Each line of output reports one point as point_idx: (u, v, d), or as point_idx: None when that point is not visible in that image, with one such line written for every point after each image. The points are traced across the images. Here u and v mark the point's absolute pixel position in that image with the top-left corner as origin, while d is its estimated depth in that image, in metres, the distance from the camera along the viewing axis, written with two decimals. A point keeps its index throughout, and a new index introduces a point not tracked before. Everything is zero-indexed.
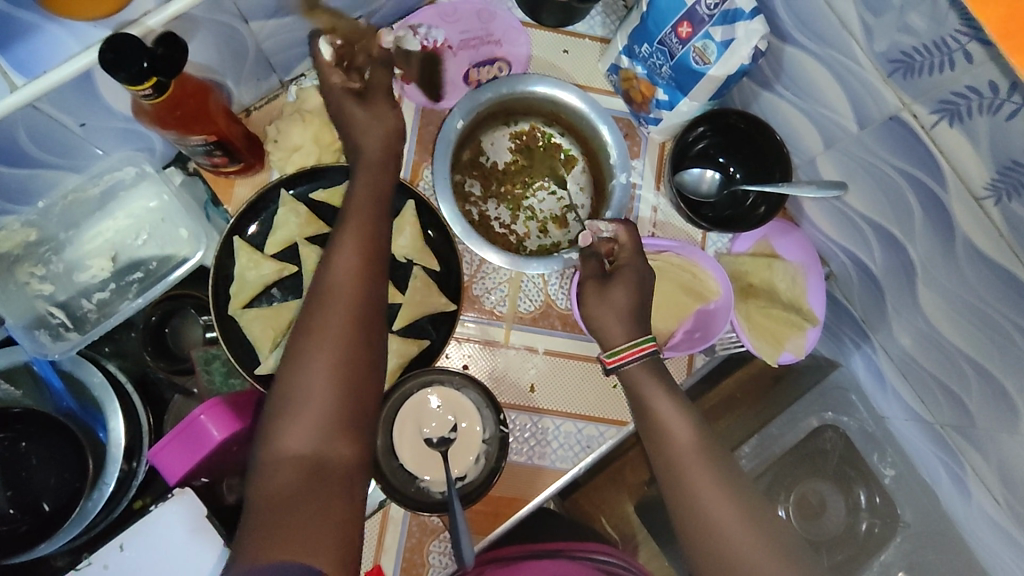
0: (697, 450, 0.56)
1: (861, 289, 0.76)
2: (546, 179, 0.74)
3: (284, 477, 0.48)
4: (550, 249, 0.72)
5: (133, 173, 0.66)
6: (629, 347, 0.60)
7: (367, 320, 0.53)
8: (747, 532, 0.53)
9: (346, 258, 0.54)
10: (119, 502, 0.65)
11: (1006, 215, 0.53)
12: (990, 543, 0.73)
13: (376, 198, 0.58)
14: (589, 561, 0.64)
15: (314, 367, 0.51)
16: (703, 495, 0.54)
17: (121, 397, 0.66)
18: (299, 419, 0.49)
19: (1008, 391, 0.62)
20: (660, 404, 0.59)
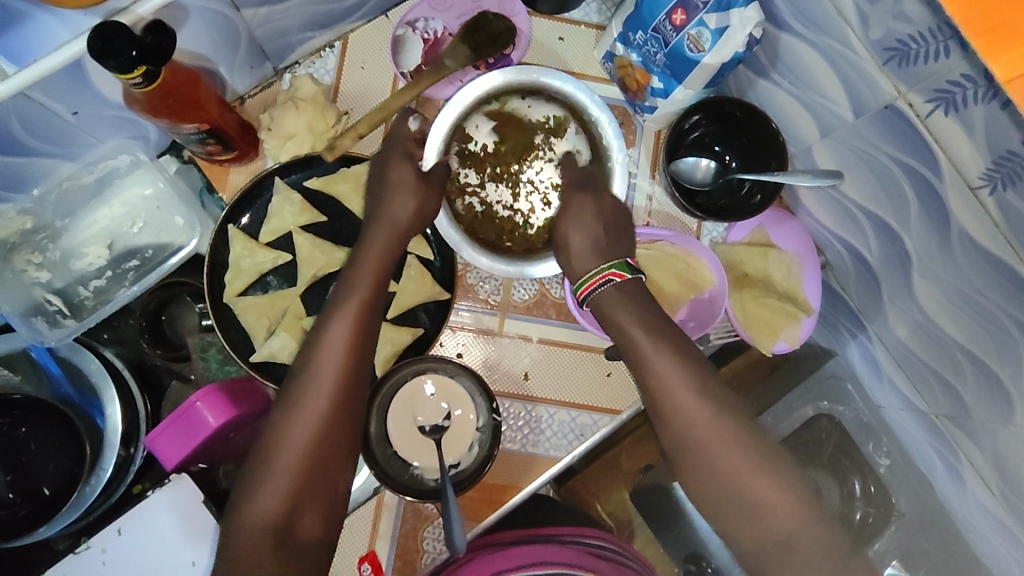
0: (689, 384, 0.56)
1: (857, 278, 0.75)
2: (542, 151, 0.71)
3: (254, 537, 0.50)
4: (557, 219, 0.70)
5: (127, 161, 0.66)
6: (589, 278, 0.61)
7: (353, 391, 0.55)
8: (782, 500, 0.53)
9: (342, 327, 0.57)
10: (116, 488, 0.66)
11: (1001, 205, 0.52)
12: (983, 533, 0.73)
13: (383, 260, 0.61)
14: (578, 544, 0.65)
15: (298, 432, 0.53)
16: (699, 429, 0.55)
17: (118, 384, 0.66)
18: (276, 480, 0.51)
19: (1002, 382, 0.62)
20: (643, 345, 0.57)
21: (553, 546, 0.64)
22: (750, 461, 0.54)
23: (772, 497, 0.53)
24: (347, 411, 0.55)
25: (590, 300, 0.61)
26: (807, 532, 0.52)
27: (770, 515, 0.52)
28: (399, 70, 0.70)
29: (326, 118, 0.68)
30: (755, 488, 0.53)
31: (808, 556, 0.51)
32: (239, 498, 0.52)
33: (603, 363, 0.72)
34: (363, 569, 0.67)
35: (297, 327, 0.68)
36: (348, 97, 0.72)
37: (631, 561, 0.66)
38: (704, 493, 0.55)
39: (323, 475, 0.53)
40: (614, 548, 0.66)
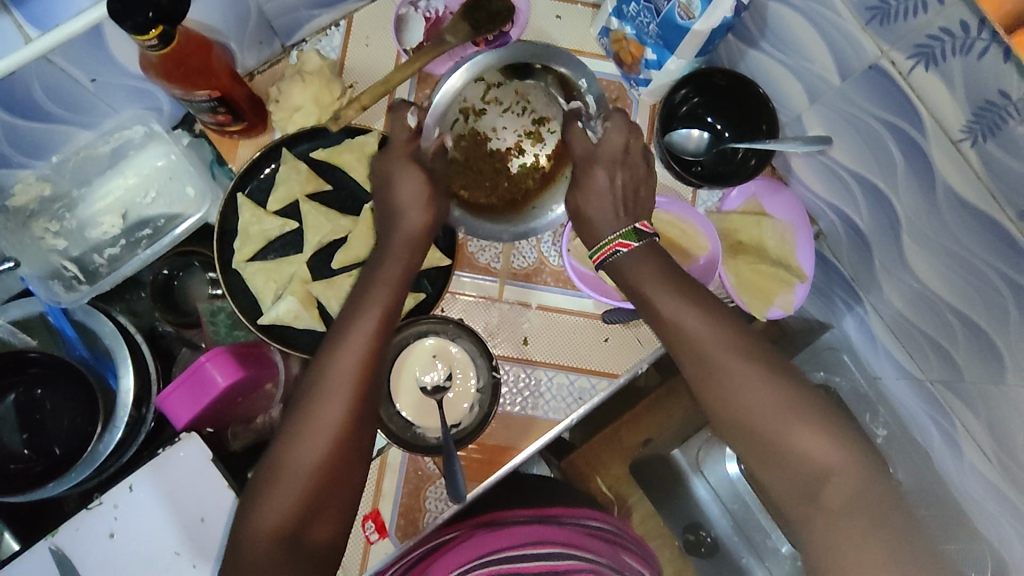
0: (714, 334, 0.56)
1: (850, 247, 0.77)
2: (504, 105, 0.72)
3: (263, 550, 0.50)
4: (533, 166, 0.72)
5: (142, 132, 0.69)
6: (602, 247, 0.61)
7: (366, 403, 0.55)
8: (812, 428, 0.52)
9: (358, 339, 0.56)
10: (129, 446, 0.67)
11: (983, 157, 0.54)
12: (980, 499, 0.74)
13: (406, 272, 0.61)
14: (577, 526, 0.67)
15: (309, 445, 0.53)
16: (731, 379, 0.54)
17: (130, 346, 0.68)
18: (285, 494, 0.52)
19: (993, 341, 0.63)
20: (668, 305, 0.57)
21: (551, 527, 0.66)
22: (785, 409, 0.53)
23: (810, 439, 0.52)
24: (358, 426, 0.55)
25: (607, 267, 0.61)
26: (849, 481, 0.50)
27: (809, 464, 0.51)
28: (402, 46, 0.73)
29: (331, 90, 0.71)
30: (793, 436, 0.52)
31: (848, 508, 0.50)
32: (247, 509, 0.52)
33: (601, 329, 0.74)
34: (367, 527, 0.69)
35: (304, 292, 0.70)
36: (352, 72, 0.75)
37: (627, 541, 0.69)
38: (742, 443, 0.55)
39: (336, 485, 0.53)
40: (611, 529, 0.69)
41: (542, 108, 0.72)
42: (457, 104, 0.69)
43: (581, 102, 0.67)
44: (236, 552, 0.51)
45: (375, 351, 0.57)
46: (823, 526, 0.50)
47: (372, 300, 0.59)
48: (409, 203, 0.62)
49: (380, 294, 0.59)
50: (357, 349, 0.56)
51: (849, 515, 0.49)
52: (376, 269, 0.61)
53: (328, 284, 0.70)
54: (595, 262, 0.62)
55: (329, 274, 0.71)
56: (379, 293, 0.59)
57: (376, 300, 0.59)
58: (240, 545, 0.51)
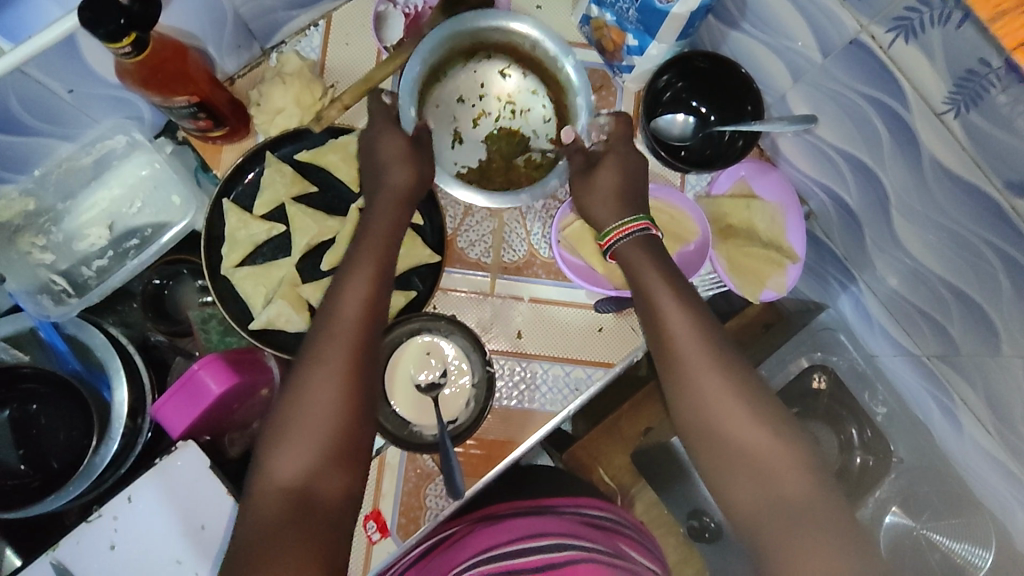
0: (699, 347, 0.57)
1: (840, 225, 0.76)
2: (494, 113, 0.73)
3: (273, 505, 0.50)
4: (549, 158, 0.72)
5: (124, 142, 0.69)
6: (616, 228, 0.62)
7: (365, 360, 0.56)
8: (781, 460, 0.53)
9: (352, 297, 0.57)
10: (126, 458, 0.67)
11: (967, 128, 0.53)
12: (980, 470, 0.75)
13: (394, 232, 0.62)
14: (575, 515, 0.66)
15: (313, 402, 0.53)
16: (711, 395, 0.55)
17: (123, 358, 0.68)
18: (296, 452, 0.52)
19: (989, 315, 0.63)
20: (663, 308, 0.59)
21: (548, 518, 0.65)
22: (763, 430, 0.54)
23: (778, 467, 0.52)
24: (359, 384, 0.55)
25: (615, 252, 0.63)
26: (823, 504, 0.51)
27: (783, 485, 0.52)
28: (382, 44, 0.72)
29: (312, 92, 0.70)
30: (758, 450, 0.53)
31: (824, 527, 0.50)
32: (257, 471, 0.53)
33: (594, 318, 0.74)
34: (369, 527, 0.69)
35: (293, 295, 0.69)
36: (333, 72, 0.74)
37: (629, 529, 0.68)
38: (706, 455, 0.55)
39: (342, 440, 0.53)
40: (615, 518, 0.68)
41: (530, 104, 0.73)
42: (446, 122, 0.72)
43: (548, 55, 0.69)
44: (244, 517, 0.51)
45: (369, 308, 0.57)
46: (784, 550, 0.50)
47: (364, 259, 0.59)
48: (396, 172, 0.62)
49: (371, 254, 0.60)
50: (350, 307, 0.57)
51: (826, 531, 0.50)
52: (363, 233, 0.61)
53: (319, 286, 0.69)
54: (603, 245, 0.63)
55: (319, 276, 0.71)
56: (370, 253, 0.60)
57: (368, 258, 0.59)
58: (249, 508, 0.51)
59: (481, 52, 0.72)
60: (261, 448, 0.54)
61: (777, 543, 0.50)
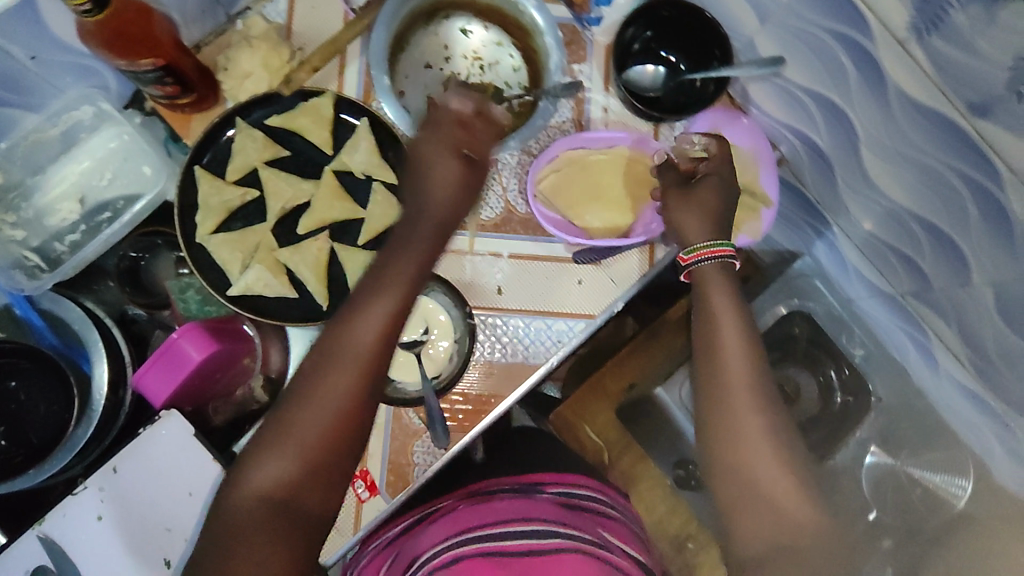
0: (746, 365, 0.55)
1: (813, 168, 0.77)
2: (463, 73, 0.73)
3: (247, 514, 0.48)
4: (525, 106, 0.71)
5: (91, 112, 0.69)
6: (707, 246, 0.60)
7: (375, 379, 0.52)
8: (798, 502, 0.51)
9: (374, 313, 0.52)
10: (108, 431, 0.67)
11: (931, 54, 0.53)
12: (956, 401, 0.78)
13: (430, 245, 0.56)
14: (555, 496, 0.67)
15: (313, 411, 0.50)
16: (741, 417, 0.54)
17: (101, 330, 0.68)
18: (283, 463, 0.49)
19: (958, 246, 0.64)
20: (719, 317, 0.57)
21: (542, 505, 0.64)
22: (785, 471, 0.52)
23: (796, 507, 0.51)
24: (363, 405, 0.51)
25: (694, 271, 0.60)
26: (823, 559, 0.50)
27: (791, 530, 0.50)
28: (350, 6, 0.72)
29: (280, 54, 0.70)
30: (778, 486, 0.52)
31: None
32: (240, 469, 0.50)
33: (574, 272, 0.74)
34: (357, 486, 0.69)
35: (270, 259, 0.69)
36: (301, 36, 0.72)
37: (613, 510, 0.69)
38: (722, 473, 0.54)
39: (333, 454, 0.50)
40: (603, 498, 0.69)
41: (496, 56, 0.73)
42: (418, 87, 0.72)
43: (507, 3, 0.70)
44: (217, 514, 0.49)
45: (392, 326, 0.53)
46: None
47: (393, 275, 0.54)
48: (444, 169, 0.58)
49: (401, 270, 0.54)
50: (370, 325, 0.52)
51: None
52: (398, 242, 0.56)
53: (296, 249, 0.69)
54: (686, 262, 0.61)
55: (296, 240, 0.71)
56: (398, 270, 0.55)
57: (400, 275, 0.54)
58: (224, 506, 0.49)
59: (441, 13, 0.72)
60: (249, 445, 0.51)
61: None
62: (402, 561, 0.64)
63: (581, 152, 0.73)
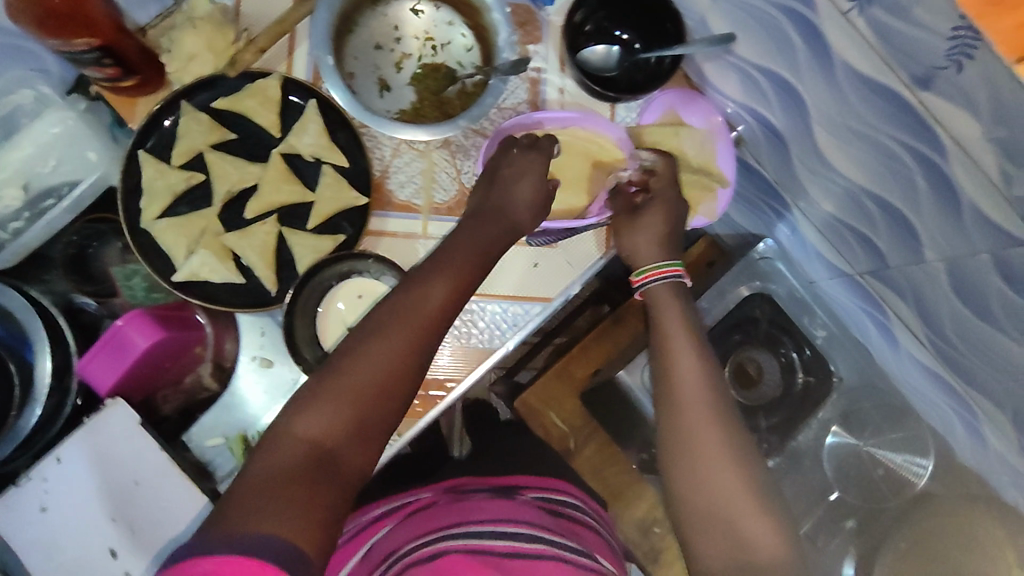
0: (703, 385, 0.57)
1: (768, 148, 0.77)
2: (415, 54, 0.72)
3: (291, 458, 0.46)
4: (480, 84, 0.70)
5: (31, 96, 0.70)
6: (652, 269, 0.65)
7: (427, 351, 0.52)
8: (755, 514, 0.53)
9: (436, 289, 0.54)
10: (54, 420, 0.67)
11: (872, 25, 0.52)
12: (915, 380, 0.79)
13: (477, 248, 0.60)
14: (538, 500, 0.66)
15: (366, 364, 0.49)
16: (698, 431, 0.55)
17: (45, 318, 0.66)
18: (325, 411, 0.48)
19: (911, 223, 0.64)
20: (675, 337, 0.60)
21: (523, 506, 0.63)
22: (740, 486, 0.53)
23: (754, 521, 0.52)
24: (412, 370, 0.51)
25: (646, 292, 0.65)
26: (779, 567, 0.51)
27: (743, 538, 0.52)
28: None
29: (224, 35, 0.68)
30: (732, 499, 0.53)
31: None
32: (284, 418, 0.48)
33: (528, 255, 0.73)
34: None
35: (217, 244, 0.68)
36: (247, 16, 0.70)
37: (596, 522, 0.68)
38: (684, 488, 0.55)
39: (376, 412, 0.49)
40: (583, 507, 0.69)
41: (448, 36, 0.72)
42: (369, 69, 0.71)
43: None
44: (254, 461, 0.46)
45: (448, 304, 0.54)
46: None
47: (449, 266, 0.57)
48: (520, 190, 0.64)
49: (456, 264, 0.57)
50: (429, 300, 0.54)
51: None
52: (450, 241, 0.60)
53: (242, 235, 0.68)
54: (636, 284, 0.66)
55: (244, 225, 0.69)
56: (452, 261, 0.57)
57: (454, 267, 0.57)
58: (261, 452, 0.47)
59: None
60: (291, 401, 0.49)
61: None
62: (371, 554, 0.61)
63: (536, 131, 0.72)
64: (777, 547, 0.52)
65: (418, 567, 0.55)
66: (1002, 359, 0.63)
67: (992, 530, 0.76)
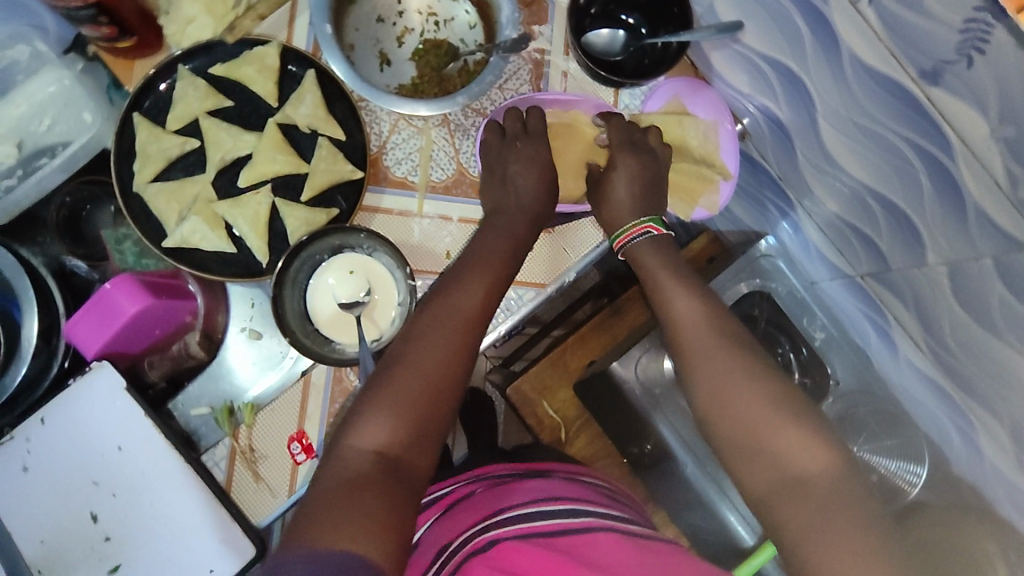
0: (709, 322, 0.55)
1: (773, 142, 0.75)
2: (417, 29, 0.71)
3: (359, 469, 0.44)
4: (483, 61, 0.69)
5: (27, 53, 0.69)
6: (629, 229, 0.65)
7: (474, 348, 0.52)
8: (793, 429, 0.48)
9: (472, 288, 0.55)
10: (41, 379, 0.66)
11: (882, 15, 0.50)
12: (915, 388, 0.77)
13: (507, 255, 0.60)
14: (574, 479, 0.62)
15: (420, 366, 0.48)
16: (711, 366, 0.52)
17: (33, 278, 0.65)
18: (386, 416, 0.46)
19: (914, 224, 0.62)
20: (665, 283, 0.59)
21: (557, 481, 0.59)
22: (768, 405, 0.49)
23: (793, 436, 0.48)
24: (464, 370, 0.51)
25: (628, 251, 0.64)
26: (838, 483, 0.46)
27: (790, 462, 0.47)
28: None
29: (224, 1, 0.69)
30: (762, 418, 0.49)
31: (842, 508, 0.45)
32: (343, 434, 0.46)
33: None
34: (294, 447, 0.67)
35: (208, 212, 0.67)
36: None
37: (622, 498, 0.64)
38: (720, 433, 0.51)
39: (435, 412, 0.48)
40: (607, 486, 0.65)
41: (452, 12, 0.71)
42: (370, 42, 0.70)
43: None
44: (319, 483, 0.44)
45: (488, 305, 0.55)
46: (808, 529, 0.44)
47: (478, 267, 0.58)
48: (524, 179, 0.65)
49: (487, 266, 0.58)
50: (469, 300, 0.54)
51: (845, 522, 0.44)
52: (475, 246, 0.61)
53: (234, 204, 0.67)
54: (617, 247, 0.65)
55: (236, 194, 0.69)
56: (485, 264, 0.58)
57: (484, 269, 0.58)
58: (326, 473, 0.44)
59: None
60: (345, 419, 0.48)
61: (803, 522, 0.45)
62: (419, 553, 0.56)
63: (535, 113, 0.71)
64: (826, 459, 0.47)
65: (474, 560, 0.49)
66: (1000, 365, 0.61)
67: (985, 545, 0.70)
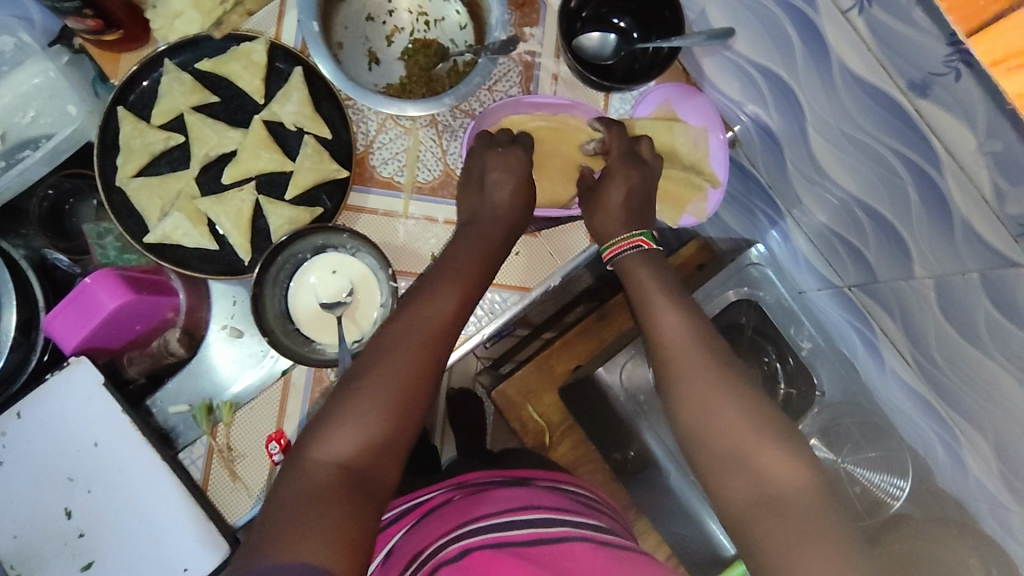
0: (694, 337, 0.55)
1: (762, 150, 0.75)
2: (407, 28, 0.71)
3: (323, 482, 0.43)
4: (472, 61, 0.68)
5: (12, 44, 0.68)
6: (621, 239, 0.64)
7: (444, 358, 0.52)
8: (774, 448, 0.48)
9: (445, 297, 0.54)
10: (18, 373, 0.66)
11: (871, 25, 0.50)
12: (900, 401, 0.76)
13: (483, 263, 0.60)
14: (555, 487, 0.61)
15: (388, 376, 0.48)
16: (694, 382, 0.52)
17: (12, 271, 0.65)
18: (352, 428, 0.46)
19: (902, 237, 0.62)
20: (654, 294, 0.59)
21: (536, 489, 0.58)
22: (749, 423, 0.49)
23: (771, 454, 0.47)
24: (433, 380, 0.50)
25: (618, 262, 0.64)
26: (817, 501, 0.45)
27: (769, 479, 0.47)
28: None
29: None
30: (742, 436, 0.49)
31: (819, 524, 0.44)
32: (308, 444, 0.46)
33: None
34: (271, 447, 0.65)
35: (191, 208, 0.67)
36: None
37: (606, 509, 0.64)
38: (699, 450, 0.50)
39: (402, 423, 0.47)
40: (589, 495, 0.64)
41: (442, 12, 0.71)
42: (358, 40, 0.70)
43: None
44: (282, 494, 0.43)
45: (460, 313, 0.55)
46: (783, 548, 0.43)
47: (454, 275, 0.57)
48: (507, 181, 0.64)
49: (463, 274, 0.58)
50: (441, 309, 0.54)
51: (824, 539, 0.43)
52: (452, 253, 0.60)
53: (218, 200, 0.67)
54: (606, 258, 0.65)
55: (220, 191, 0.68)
56: (461, 272, 0.58)
57: (460, 277, 0.57)
58: (289, 484, 0.44)
59: None
60: (310, 428, 0.47)
61: (780, 540, 0.44)
62: (394, 560, 0.55)
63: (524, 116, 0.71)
64: (805, 478, 0.46)
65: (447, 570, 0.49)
66: (986, 384, 0.61)
67: (968, 560, 0.72)
